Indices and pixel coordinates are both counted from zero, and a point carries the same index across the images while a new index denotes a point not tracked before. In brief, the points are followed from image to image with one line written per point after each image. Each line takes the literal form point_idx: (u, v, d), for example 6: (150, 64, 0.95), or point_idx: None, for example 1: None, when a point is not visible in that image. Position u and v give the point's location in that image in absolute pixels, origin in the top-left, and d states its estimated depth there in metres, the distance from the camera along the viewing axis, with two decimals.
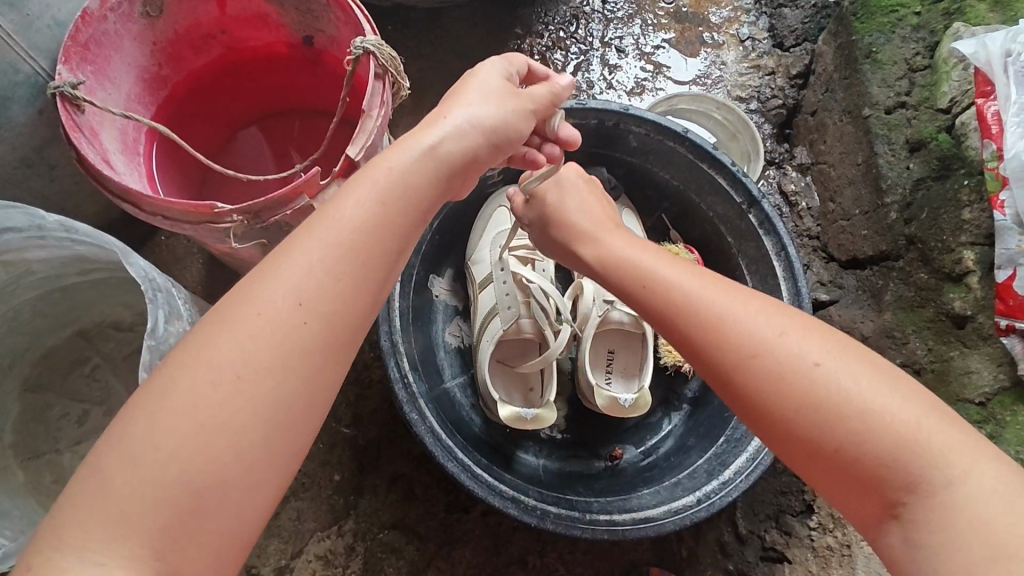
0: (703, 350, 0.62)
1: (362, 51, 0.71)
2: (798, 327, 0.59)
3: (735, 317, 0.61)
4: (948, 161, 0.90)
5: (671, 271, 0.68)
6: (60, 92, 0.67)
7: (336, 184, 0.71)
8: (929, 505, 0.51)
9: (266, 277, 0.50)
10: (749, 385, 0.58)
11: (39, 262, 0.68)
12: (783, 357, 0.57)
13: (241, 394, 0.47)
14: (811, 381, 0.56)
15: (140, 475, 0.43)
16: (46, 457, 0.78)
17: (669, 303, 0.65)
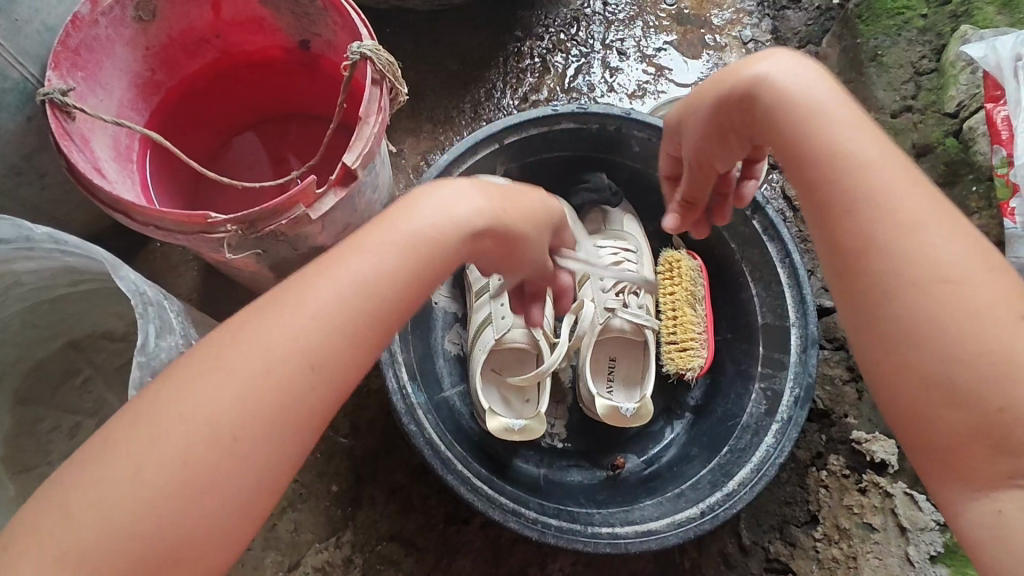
0: (884, 252, 0.52)
1: (359, 56, 0.69)
2: (1001, 272, 0.51)
3: (930, 230, 0.52)
4: (956, 167, 0.89)
5: (897, 173, 0.54)
6: (49, 98, 0.65)
7: (332, 193, 0.70)
8: None
9: (292, 305, 0.49)
10: (924, 311, 0.50)
11: (28, 274, 0.66)
12: (981, 296, 0.49)
13: (245, 421, 0.46)
14: (1009, 335, 0.48)
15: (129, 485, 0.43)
16: (37, 470, 0.77)
17: (859, 199, 0.54)
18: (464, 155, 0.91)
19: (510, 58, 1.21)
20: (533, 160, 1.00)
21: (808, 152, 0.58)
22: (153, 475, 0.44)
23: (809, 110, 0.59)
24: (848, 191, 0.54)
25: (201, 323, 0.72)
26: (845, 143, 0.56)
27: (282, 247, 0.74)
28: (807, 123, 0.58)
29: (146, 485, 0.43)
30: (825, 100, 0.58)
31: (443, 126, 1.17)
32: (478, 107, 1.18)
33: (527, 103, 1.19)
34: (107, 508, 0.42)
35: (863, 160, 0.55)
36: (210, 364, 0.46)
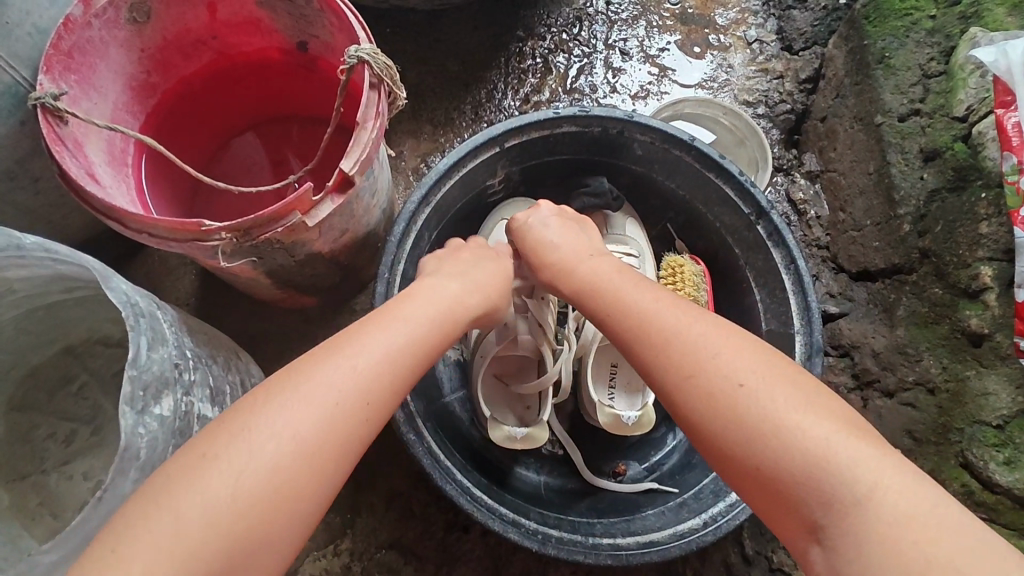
0: (646, 360, 0.61)
1: (357, 60, 0.67)
2: (737, 342, 0.59)
3: (679, 335, 0.60)
4: (964, 172, 0.87)
5: (655, 300, 0.64)
6: (41, 103, 0.64)
7: (330, 200, 0.68)
8: (843, 524, 0.49)
9: (335, 358, 0.56)
10: (687, 404, 0.57)
11: (20, 282, 0.65)
12: (715, 375, 0.57)
13: (286, 470, 0.50)
14: (736, 401, 0.55)
15: (182, 527, 0.46)
16: (32, 478, 0.76)
17: (622, 319, 0.64)
18: (465, 159, 0.90)
19: (512, 59, 1.20)
20: (535, 163, 1.00)
21: (582, 288, 0.71)
22: (214, 508, 0.47)
23: (563, 260, 0.74)
24: (611, 315, 0.66)
25: (197, 330, 0.71)
26: (601, 276, 0.70)
27: (279, 253, 0.73)
28: (576, 273, 0.72)
29: (192, 539, 0.46)
30: (629, 299, 0.65)
31: (444, 127, 1.16)
32: (480, 108, 1.17)
33: (529, 105, 1.18)
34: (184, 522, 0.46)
35: (618, 286, 0.68)
36: (273, 398, 0.52)
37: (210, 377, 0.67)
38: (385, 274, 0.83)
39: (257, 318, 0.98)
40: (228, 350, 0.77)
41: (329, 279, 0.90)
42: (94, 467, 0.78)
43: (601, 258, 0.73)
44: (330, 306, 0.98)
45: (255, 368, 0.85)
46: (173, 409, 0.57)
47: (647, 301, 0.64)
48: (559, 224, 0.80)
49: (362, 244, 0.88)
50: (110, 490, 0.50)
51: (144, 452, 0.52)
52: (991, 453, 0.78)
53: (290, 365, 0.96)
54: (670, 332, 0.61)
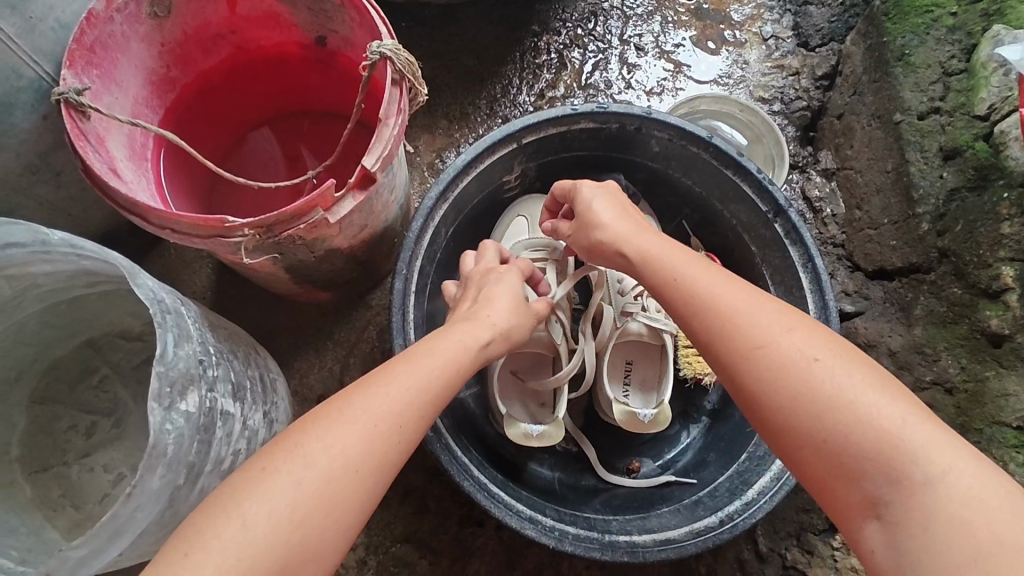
0: (710, 332, 0.62)
1: (379, 56, 0.67)
2: (805, 322, 0.60)
3: (746, 309, 0.61)
4: (985, 171, 0.87)
5: (722, 277, 0.64)
6: (64, 98, 0.64)
7: (351, 196, 0.69)
8: (911, 501, 0.49)
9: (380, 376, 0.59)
10: (754, 376, 0.58)
11: (45, 276, 0.65)
12: (788, 350, 0.57)
13: (343, 481, 0.52)
14: (809, 375, 0.55)
15: (248, 534, 0.48)
16: (53, 470, 0.76)
17: (686, 292, 0.65)
18: (483, 155, 0.90)
19: (527, 54, 1.19)
20: (551, 159, 1.00)
21: (640, 265, 0.70)
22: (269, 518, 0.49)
23: (614, 239, 0.74)
24: (672, 290, 0.66)
25: (218, 326, 0.71)
26: (660, 253, 0.69)
27: (299, 249, 0.73)
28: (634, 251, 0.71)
29: (247, 549, 0.47)
30: (692, 275, 0.66)
31: (459, 123, 1.15)
32: (494, 104, 1.17)
33: (543, 100, 1.18)
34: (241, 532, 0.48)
35: (683, 263, 0.67)
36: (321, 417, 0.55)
37: (232, 372, 0.67)
38: (403, 269, 0.83)
39: (272, 312, 0.98)
40: (247, 345, 0.77)
41: (346, 275, 0.90)
42: (114, 459, 0.79)
43: (657, 235, 0.73)
44: (345, 302, 0.98)
45: (273, 362, 0.86)
46: (198, 405, 0.57)
47: (711, 278, 0.65)
48: (611, 199, 0.78)
49: (379, 240, 0.88)
50: (140, 486, 0.50)
51: (171, 448, 0.53)
52: (1012, 454, 0.78)
53: (306, 359, 0.96)
54: (741, 305, 0.61)
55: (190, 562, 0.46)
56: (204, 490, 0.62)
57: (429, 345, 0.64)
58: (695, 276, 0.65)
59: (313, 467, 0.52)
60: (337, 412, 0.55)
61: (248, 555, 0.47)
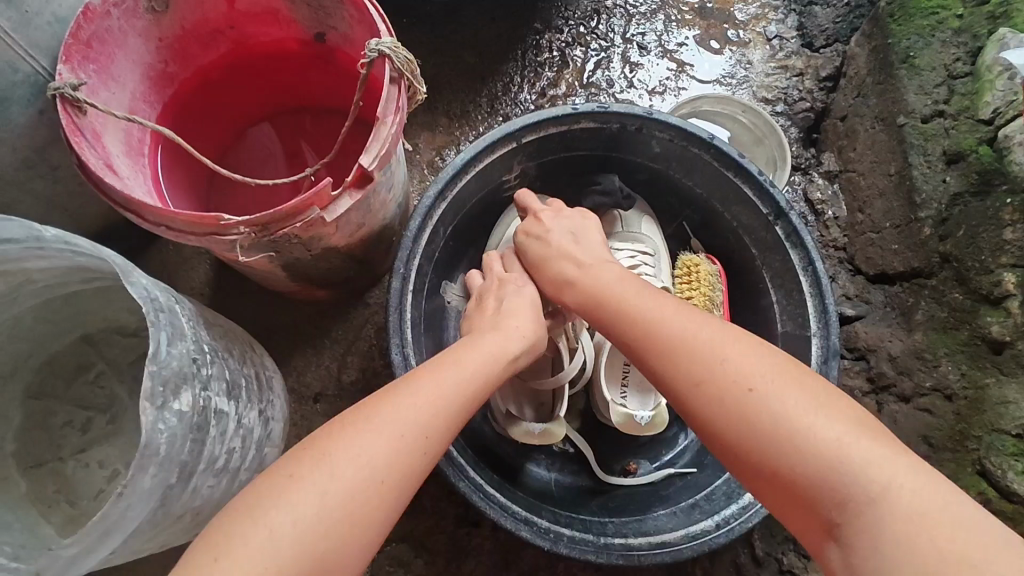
0: (655, 368, 0.64)
1: (377, 54, 0.67)
2: (742, 346, 0.61)
3: (682, 342, 0.63)
4: (988, 176, 0.86)
5: (660, 308, 0.67)
6: (60, 93, 0.64)
7: (348, 195, 0.68)
8: (858, 523, 0.51)
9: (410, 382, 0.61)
10: (699, 410, 0.60)
11: (40, 272, 0.65)
12: (726, 381, 0.59)
13: (357, 507, 0.52)
14: (749, 406, 0.57)
15: (276, 544, 0.49)
16: (49, 466, 0.76)
17: (627, 326, 0.67)
18: (483, 154, 0.89)
19: (529, 52, 1.18)
20: (551, 159, 0.99)
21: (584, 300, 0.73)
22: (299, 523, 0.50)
23: (562, 271, 0.77)
24: (617, 324, 0.69)
25: (213, 324, 0.70)
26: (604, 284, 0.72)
27: (296, 248, 0.73)
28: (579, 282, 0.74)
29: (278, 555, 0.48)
30: (632, 305, 0.68)
31: (460, 120, 1.15)
32: (495, 102, 1.16)
33: (545, 99, 1.17)
34: (273, 539, 0.49)
35: (625, 294, 0.70)
36: (353, 422, 0.56)
37: (227, 371, 0.67)
38: (401, 269, 0.83)
39: (270, 309, 0.98)
40: (243, 343, 0.77)
41: (344, 273, 0.89)
42: (110, 456, 0.79)
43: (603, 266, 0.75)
44: (342, 300, 0.98)
45: (269, 361, 0.85)
46: (191, 405, 0.56)
47: (648, 310, 0.67)
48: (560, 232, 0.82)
49: (377, 238, 0.88)
50: (133, 485, 0.49)
51: (163, 447, 0.52)
52: (1010, 462, 0.78)
53: (303, 357, 0.96)
54: (680, 338, 0.63)
55: (220, 566, 0.47)
56: (196, 488, 0.62)
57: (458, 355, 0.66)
58: (636, 308, 0.68)
59: (340, 479, 0.52)
60: (358, 426, 0.55)
61: (276, 563, 0.48)
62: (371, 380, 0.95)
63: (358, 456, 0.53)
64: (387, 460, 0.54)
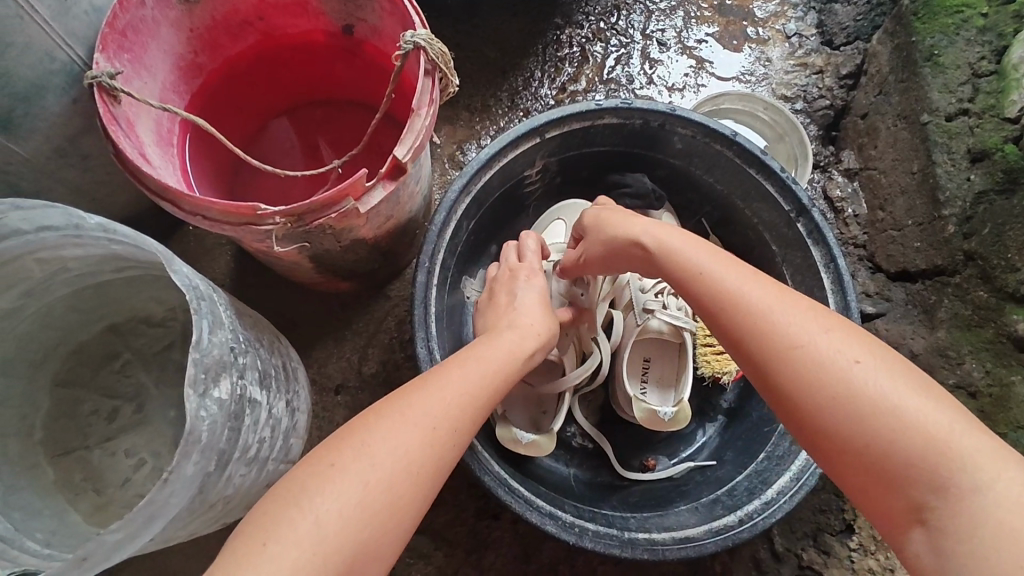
0: (741, 335, 0.62)
1: (412, 46, 0.67)
2: (839, 325, 0.60)
3: (779, 312, 0.61)
4: (1014, 174, 0.86)
5: (750, 279, 0.65)
6: (97, 82, 0.64)
7: (381, 186, 0.68)
8: (958, 508, 0.49)
9: (444, 372, 0.61)
10: (788, 377, 0.58)
11: (74, 260, 0.65)
12: (824, 351, 0.57)
13: (395, 494, 0.52)
14: (848, 376, 0.55)
15: (322, 531, 0.48)
16: (76, 453, 0.76)
17: (711, 293, 0.65)
18: (507, 148, 0.89)
19: (549, 47, 1.18)
20: (573, 154, 0.99)
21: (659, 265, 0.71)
22: (343, 510, 0.50)
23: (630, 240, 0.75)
24: (699, 291, 0.66)
25: (244, 315, 0.71)
26: (684, 251, 0.69)
27: (326, 239, 0.73)
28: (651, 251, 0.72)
29: (324, 541, 0.48)
30: (718, 274, 0.66)
31: (480, 115, 1.15)
32: (516, 96, 1.16)
33: (565, 94, 1.17)
34: (318, 526, 0.48)
35: (710, 260, 0.68)
36: (390, 410, 0.56)
37: (259, 361, 0.67)
38: (426, 262, 0.83)
39: (291, 301, 0.98)
40: (271, 334, 0.77)
41: (368, 265, 0.90)
42: (136, 444, 0.79)
43: (679, 233, 0.73)
44: (363, 292, 0.98)
45: (294, 352, 0.85)
46: (230, 393, 0.57)
47: (738, 281, 0.65)
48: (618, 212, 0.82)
49: (401, 231, 0.88)
50: (176, 471, 0.50)
51: (205, 434, 0.53)
52: None
53: (325, 349, 0.96)
54: (775, 310, 0.61)
55: (267, 554, 0.47)
56: (230, 477, 0.62)
57: (478, 347, 0.67)
58: (722, 278, 0.65)
59: (381, 468, 0.52)
60: (393, 418, 0.55)
61: (322, 551, 0.48)
62: (393, 373, 0.95)
63: (396, 446, 0.54)
64: (424, 451, 0.55)
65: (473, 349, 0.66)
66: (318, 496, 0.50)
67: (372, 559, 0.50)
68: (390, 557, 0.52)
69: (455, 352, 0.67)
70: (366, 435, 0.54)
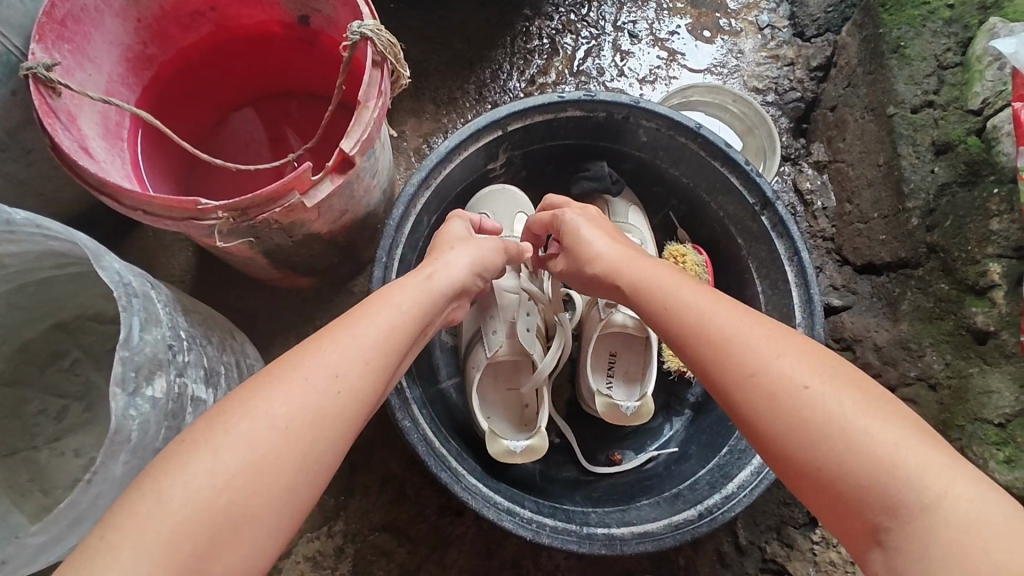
0: (703, 366, 0.59)
1: (359, 36, 0.65)
2: (794, 346, 0.56)
3: (733, 336, 0.58)
4: (976, 167, 0.86)
5: (708, 302, 0.62)
6: (32, 74, 0.62)
7: (328, 180, 0.67)
8: (907, 529, 0.46)
9: (333, 328, 0.56)
10: (743, 405, 0.56)
11: (11, 257, 0.63)
12: (777, 376, 0.54)
13: (260, 462, 0.47)
14: (797, 403, 0.53)
15: (168, 512, 0.44)
16: (23, 453, 0.75)
17: (670, 315, 0.63)
18: (467, 142, 0.88)
19: (518, 38, 1.17)
20: (537, 148, 0.99)
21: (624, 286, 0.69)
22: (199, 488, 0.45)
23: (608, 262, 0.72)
24: (671, 318, 0.63)
25: (192, 310, 0.69)
26: (656, 280, 0.67)
27: (277, 234, 0.72)
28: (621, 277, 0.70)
29: (173, 522, 0.43)
30: (675, 294, 0.64)
31: (447, 108, 1.13)
32: (483, 89, 1.15)
33: (534, 86, 1.16)
34: (165, 510, 0.44)
35: (667, 283, 0.66)
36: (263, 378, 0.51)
37: (204, 358, 0.66)
38: (383, 258, 0.82)
39: (253, 297, 0.97)
40: (224, 330, 0.76)
41: (327, 260, 0.88)
42: (85, 444, 0.77)
43: (654, 263, 0.70)
44: (326, 287, 0.97)
45: (251, 348, 0.84)
46: (166, 391, 0.56)
47: (699, 306, 0.62)
48: (597, 226, 0.79)
49: (360, 225, 0.87)
50: (101, 472, 0.49)
51: (135, 434, 0.52)
52: (992, 451, 0.78)
53: (286, 346, 0.95)
54: (729, 337, 0.58)
55: (105, 545, 0.42)
56: None
57: (387, 289, 0.63)
58: (684, 301, 0.63)
59: (240, 435, 0.47)
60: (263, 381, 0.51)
61: (171, 532, 0.43)
62: None
63: (267, 411, 0.49)
64: (300, 411, 0.50)
65: (381, 292, 0.62)
66: (168, 479, 0.45)
67: (245, 539, 0.46)
68: (273, 531, 0.47)
69: (368, 298, 0.62)
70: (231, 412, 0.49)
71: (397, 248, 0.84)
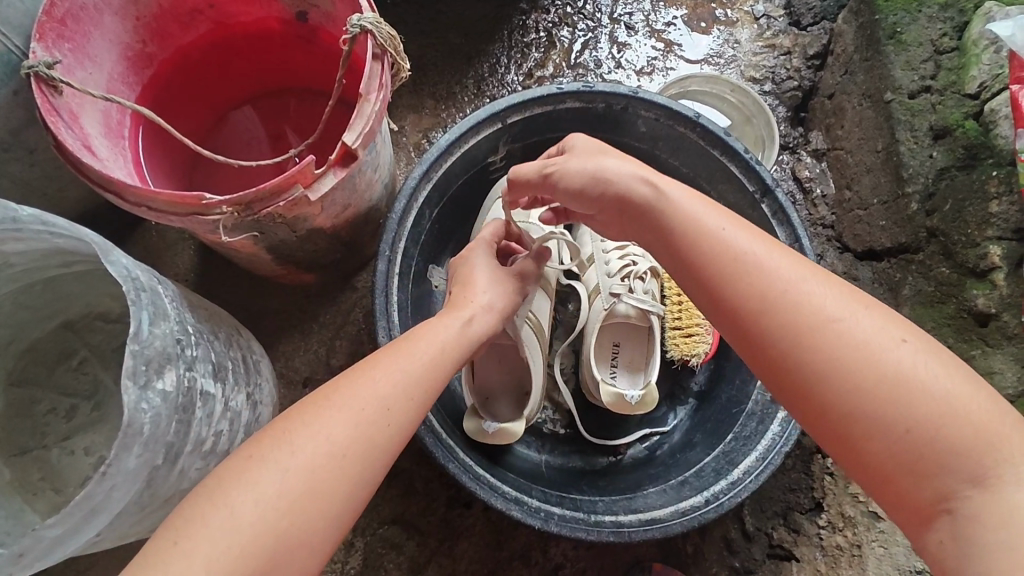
0: (766, 309, 0.56)
1: (359, 29, 0.65)
2: (876, 305, 0.56)
3: (815, 283, 0.57)
4: (975, 150, 0.87)
5: (768, 246, 0.60)
6: (34, 72, 0.62)
7: (331, 173, 0.67)
8: (993, 499, 0.48)
9: (383, 356, 0.59)
10: (822, 353, 0.53)
11: (19, 256, 0.64)
12: (869, 329, 0.54)
13: (315, 484, 0.51)
14: (895, 357, 0.52)
15: (237, 524, 0.48)
16: (33, 453, 0.75)
17: (723, 252, 0.60)
18: (467, 135, 0.88)
19: (515, 32, 1.17)
20: (536, 140, 0.99)
21: (659, 213, 0.64)
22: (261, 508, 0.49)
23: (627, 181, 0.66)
24: (724, 256, 0.59)
25: (198, 306, 0.70)
26: (698, 211, 0.63)
27: (280, 229, 0.72)
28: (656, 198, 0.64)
29: (237, 538, 0.47)
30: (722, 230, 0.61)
31: (446, 102, 1.14)
32: (482, 83, 1.15)
33: (532, 80, 1.16)
34: (232, 527, 0.48)
35: (715, 218, 0.62)
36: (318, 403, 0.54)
37: (212, 353, 0.66)
38: (387, 251, 0.82)
39: (256, 294, 0.97)
40: (230, 326, 0.76)
41: (330, 254, 0.88)
42: (95, 442, 0.78)
43: (687, 191, 0.65)
44: (329, 284, 0.98)
45: (257, 345, 0.84)
46: (175, 386, 0.56)
47: (760, 248, 0.59)
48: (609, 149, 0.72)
49: (363, 219, 0.87)
50: (115, 465, 0.49)
51: (147, 427, 0.52)
52: None
53: (291, 342, 0.95)
54: (809, 284, 0.56)
55: (178, 551, 0.46)
56: (183, 470, 0.62)
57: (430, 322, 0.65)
58: (733, 240, 0.60)
59: (302, 455, 0.51)
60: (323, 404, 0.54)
61: (236, 548, 0.47)
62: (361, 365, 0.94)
63: (325, 429, 0.53)
64: (355, 434, 0.53)
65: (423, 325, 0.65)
66: (233, 496, 0.49)
67: (299, 556, 0.49)
68: (323, 549, 0.51)
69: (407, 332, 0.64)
70: (292, 432, 0.52)
71: (398, 242, 0.84)
